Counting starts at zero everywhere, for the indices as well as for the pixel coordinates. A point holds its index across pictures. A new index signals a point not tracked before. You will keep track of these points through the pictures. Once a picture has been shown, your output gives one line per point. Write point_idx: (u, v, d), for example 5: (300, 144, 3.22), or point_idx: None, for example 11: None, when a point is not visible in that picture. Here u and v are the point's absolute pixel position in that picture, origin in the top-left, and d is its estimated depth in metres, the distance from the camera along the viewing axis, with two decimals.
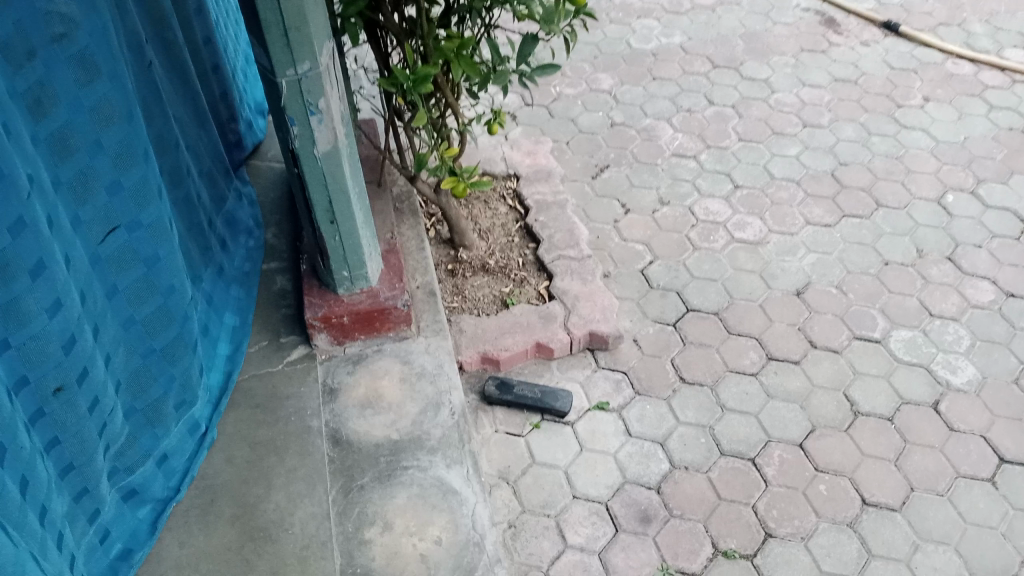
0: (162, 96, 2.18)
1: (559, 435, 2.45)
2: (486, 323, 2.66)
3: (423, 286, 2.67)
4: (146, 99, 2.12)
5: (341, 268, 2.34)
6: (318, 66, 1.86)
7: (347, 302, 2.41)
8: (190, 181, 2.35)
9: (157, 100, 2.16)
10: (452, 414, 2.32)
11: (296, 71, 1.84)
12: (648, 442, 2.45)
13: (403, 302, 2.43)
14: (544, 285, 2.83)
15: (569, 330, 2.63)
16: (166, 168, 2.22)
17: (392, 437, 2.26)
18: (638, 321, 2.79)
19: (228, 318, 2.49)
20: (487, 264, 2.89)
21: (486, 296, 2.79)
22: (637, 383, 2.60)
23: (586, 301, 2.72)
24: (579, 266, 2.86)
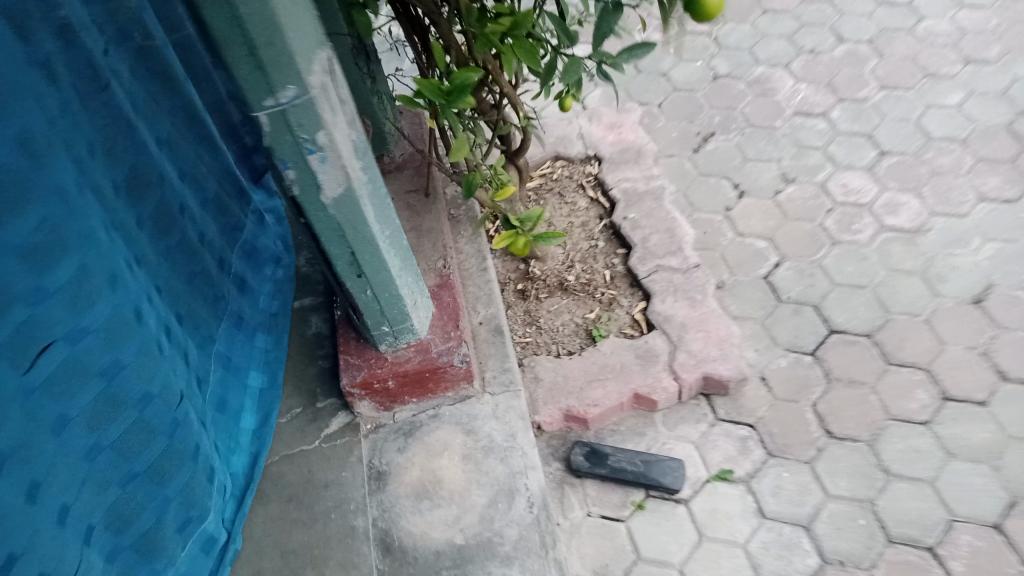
0: (134, 123, 1.68)
1: (670, 520, 1.91)
2: (569, 367, 2.11)
3: (488, 323, 2.13)
4: (112, 132, 1.62)
5: (378, 324, 1.81)
6: (309, 90, 1.32)
7: (392, 362, 1.89)
8: (186, 220, 1.87)
9: (128, 130, 1.67)
10: (530, 509, 1.81)
11: (278, 99, 1.30)
12: (788, 527, 1.88)
13: (461, 357, 1.89)
14: (640, 308, 2.23)
15: (676, 375, 2.05)
16: (150, 213, 1.73)
17: (454, 543, 1.76)
18: (766, 350, 2.18)
19: (253, 378, 2.00)
20: (565, 281, 2.31)
21: (567, 326, 2.22)
22: (769, 440, 2.02)
23: (695, 331, 2.13)
24: (684, 280, 2.25)
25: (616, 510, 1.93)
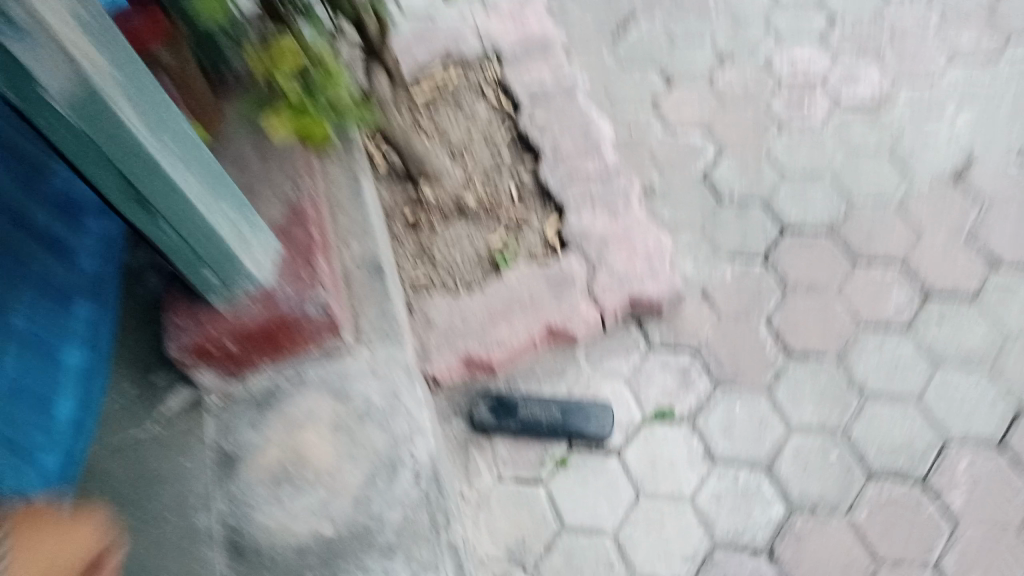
0: None
1: (600, 477, 1.54)
2: (468, 304, 1.71)
3: (363, 261, 1.73)
4: None
5: (198, 271, 1.45)
6: None
7: (230, 320, 1.51)
8: None
9: None
10: (416, 483, 1.47)
11: None
12: (745, 470, 1.52)
13: (318, 301, 1.53)
14: (553, 226, 1.83)
15: (596, 300, 1.68)
16: None
17: (323, 537, 1.42)
18: (707, 259, 1.79)
19: (72, 357, 1.53)
20: (463, 203, 1.89)
21: (465, 256, 1.82)
22: (716, 367, 1.64)
23: (617, 246, 1.73)
24: (603, 188, 1.85)
25: (530, 471, 1.56)
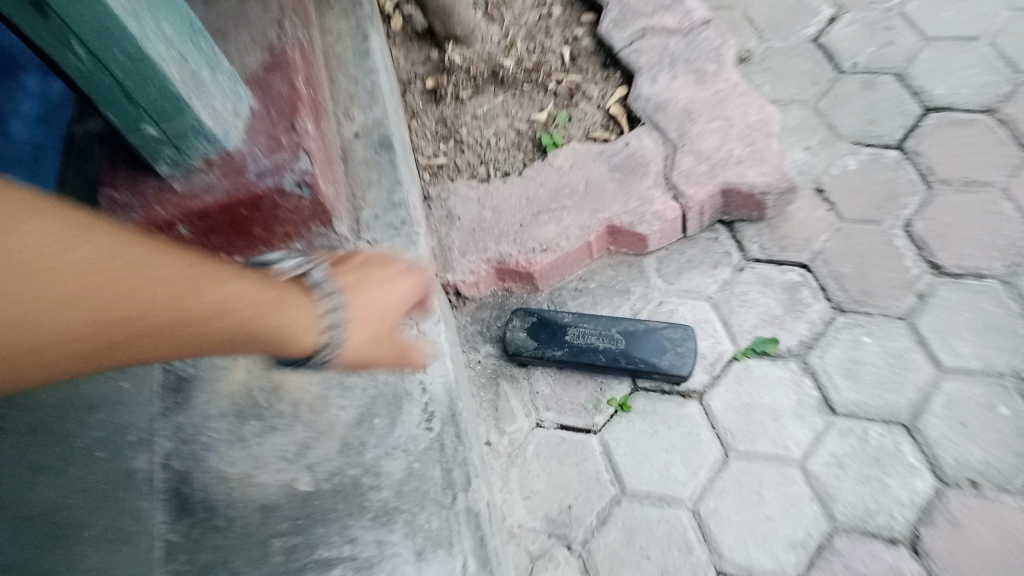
0: None
1: (675, 427, 1.13)
2: (502, 193, 1.29)
3: (367, 135, 1.32)
4: None
5: (136, 120, 1.05)
6: None
7: (182, 195, 1.12)
8: None
9: None
10: (427, 425, 1.06)
11: None
12: (877, 427, 1.10)
13: (295, 175, 1.12)
14: (619, 97, 1.39)
15: (675, 191, 1.23)
16: None
17: (294, 492, 1.04)
18: (824, 146, 1.34)
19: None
20: (500, 68, 1.46)
21: (500, 133, 1.39)
22: (837, 286, 1.21)
23: (707, 118, 1.28)
24: (685, 45, 1.39)
25: (575, 415, 1.16)
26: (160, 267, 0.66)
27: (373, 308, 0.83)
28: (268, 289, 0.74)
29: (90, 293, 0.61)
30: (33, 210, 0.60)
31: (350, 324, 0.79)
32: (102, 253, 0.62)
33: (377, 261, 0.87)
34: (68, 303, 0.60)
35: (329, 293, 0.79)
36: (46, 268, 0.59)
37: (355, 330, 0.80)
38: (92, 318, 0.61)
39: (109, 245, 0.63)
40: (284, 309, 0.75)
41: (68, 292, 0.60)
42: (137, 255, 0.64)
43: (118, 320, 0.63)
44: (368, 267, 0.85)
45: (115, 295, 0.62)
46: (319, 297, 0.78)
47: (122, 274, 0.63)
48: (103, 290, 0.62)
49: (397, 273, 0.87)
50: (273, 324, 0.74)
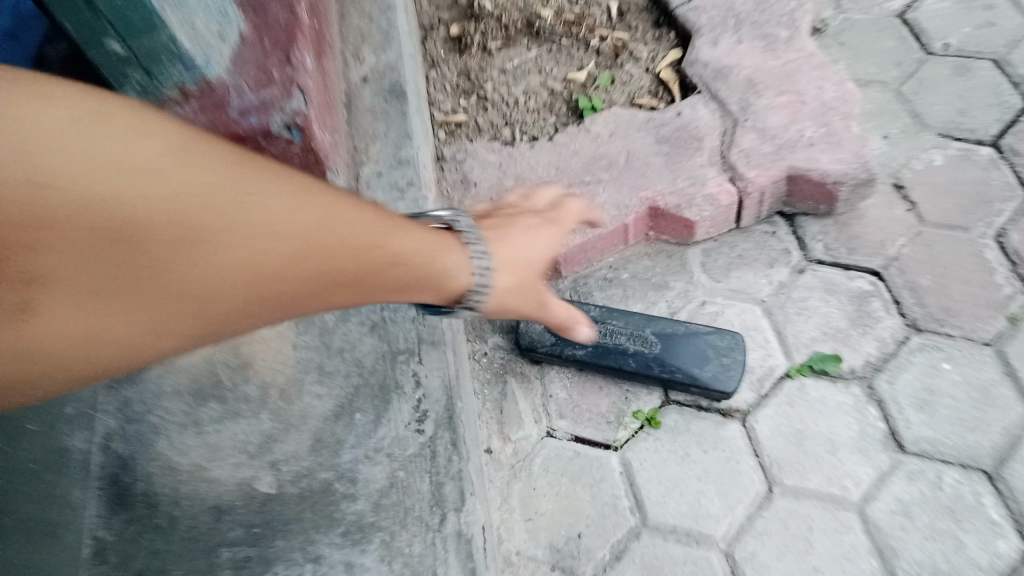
0: None
1: (713, 451, 0.96)
2: (528, 158, 1.10)
3: (377, 81, 1.14)
4: None
5: (96, 33, 0.83)
6: None
7: None
8: None
9: None
10: (417, 428, 0.89)
11: None
12: (954, 473, 0.92)
13: (284, 116, 0.95)
14: (671, 61, 1.20)
15: (732, 173, 1.05)
16: None
17: (251, 493, 0.85)
18: (905, 136, 1.15)
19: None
20: (535, 18, 1.27)
21: (531, 92, 1.20)
22: (913, 299, 1.02)
23: (775, 91, 1.09)
24: (754, 5, 1.19)
25: (591, 426, 0.98)
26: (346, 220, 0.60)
27: (521, 258, 0.78)
28: (433, 233, 0.70)
29: (317, 253, 0.58)
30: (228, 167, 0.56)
31: (497, 268, 0.74)
32: (323, 210, 0.59)
33: (516, 218, 0.84)
34: (303, 258, 0.57)
35: (475, 239, 0.74)
36: (273, 228, 0.55)
37: (503, 274, 0.75)
38: (278, 275, 0.56)
39: (314, 198, 0.59)
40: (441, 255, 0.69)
41: (261, 247, 0.55)
42: (348, 213, 0.61)
43: (334, 279, 0.60)
44: (512, 217, 0.85)
45: (314, 249, 0.57)
46: (464, 241, 0.73)
47: (341, 231, 0.59)
48: (331, 250, 0.58)
49: (540, 224, 0.85)
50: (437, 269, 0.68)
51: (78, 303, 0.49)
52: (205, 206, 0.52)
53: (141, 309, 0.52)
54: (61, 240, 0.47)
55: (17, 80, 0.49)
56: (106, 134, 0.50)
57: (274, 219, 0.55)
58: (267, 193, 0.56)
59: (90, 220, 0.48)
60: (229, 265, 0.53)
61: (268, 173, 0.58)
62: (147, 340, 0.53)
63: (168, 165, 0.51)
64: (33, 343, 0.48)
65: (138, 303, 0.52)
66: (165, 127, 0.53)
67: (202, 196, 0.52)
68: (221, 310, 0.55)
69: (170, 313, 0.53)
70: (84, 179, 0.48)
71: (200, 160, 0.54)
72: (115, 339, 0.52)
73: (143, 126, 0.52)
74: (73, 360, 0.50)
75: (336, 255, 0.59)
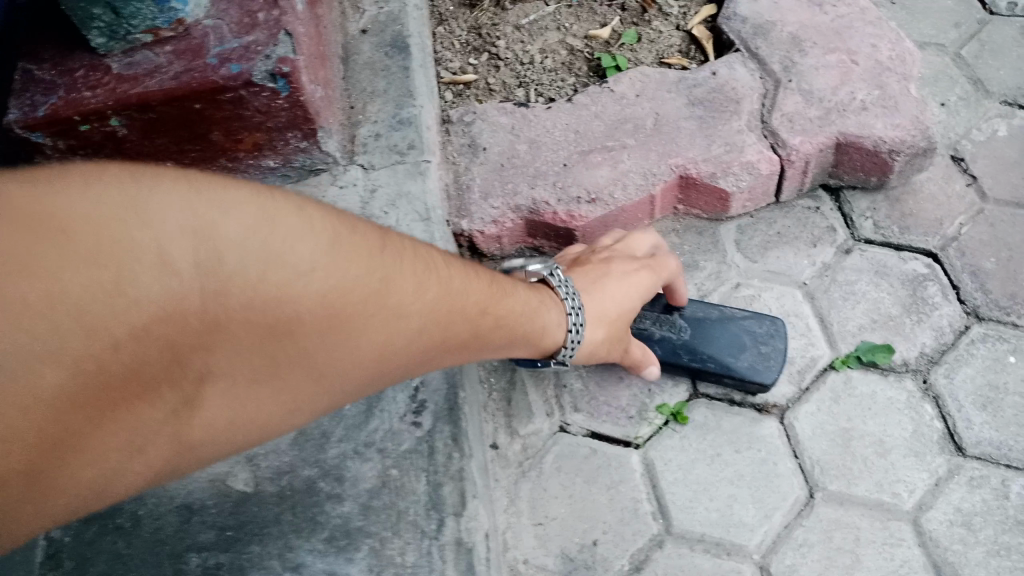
0: None
1: (746, 451, 0.85)
2: (545, 122, 0.99)
3: (378, 33, 1.03)
4: None
5: None
6: None
7: (119, 78, 0.83)
8: None
9: None
10: (413, 422, 0.79)
11: None
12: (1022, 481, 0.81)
13: (268, 63, 0.84)
14: (705, 19, 1.08)
15: (774, 140, 0.94)
16: None
17: (226, 493, 0.76)
18: (964, 104, 1.03)
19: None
20: None
21: (548, 51, 1.09)
22: (974, 285, 0.91)
23: (823, 50, 0.98)
24: None
25: (608, 420, 0.88)
26: (473, 291, 0.65)
27: (608, 312, 0.81)
28: (531, 290, 0.76)
29: (439, 327, 0.62)
30: (354, 267, 0.55)
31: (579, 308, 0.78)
32: (442, 298, 0.62)
33: (601, 268, 0.84)
34: (436, 336, 0.62)
35: (569, 292, 0.80)
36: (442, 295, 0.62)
37: (594, 327, 0.79)
38: (430, 341, 0.62)
39: (430, 279, 0.61)
40: (549, 321, 0.76)
41: (421, 320, 0.60)
42: (465, 289, 0.65)
43: (454, 345, 0.65)
44: (606, 265, 0.85)
45: (451, 319, 0.63)
46: (562, 294, 0.79)
47: (469, 300, 0.65)
48: (448, 323, 0.62)
49: (629, 272, 0.84)
50: (537, 327, 0.75)
51: (235, 391, 0.53)
52: (352, 302, 0.55)
53: (283, 390, 0.56)
54: (224, 347, 0.50)
55: (179, 183, 0.49)
56: (274, 230, 0.51)
57: (415, 304, 0.59)
58: (409, 277, 0.59)
59: (252, 324, 0.51)
60: (383, 347, 0.58)
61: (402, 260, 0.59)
62: (284, 417, 0.58)
63: (325, 270, 0.53)
64: (202, 427, 0.53)
65: (276, 386, 0.56)
66: (325, 223, 0.54)
67: (347, 297, 0.55)
68: (356, 383, 0.60)
69: (311, 393, 0.58)
70: (248, 291, 0.50)
71: (350, 259, 0.55)
72: (259, 419, 0.56)
73: (307, 225, 0.53)
74: (236, 437, 0.55)
75: (467, 323, 0.64)
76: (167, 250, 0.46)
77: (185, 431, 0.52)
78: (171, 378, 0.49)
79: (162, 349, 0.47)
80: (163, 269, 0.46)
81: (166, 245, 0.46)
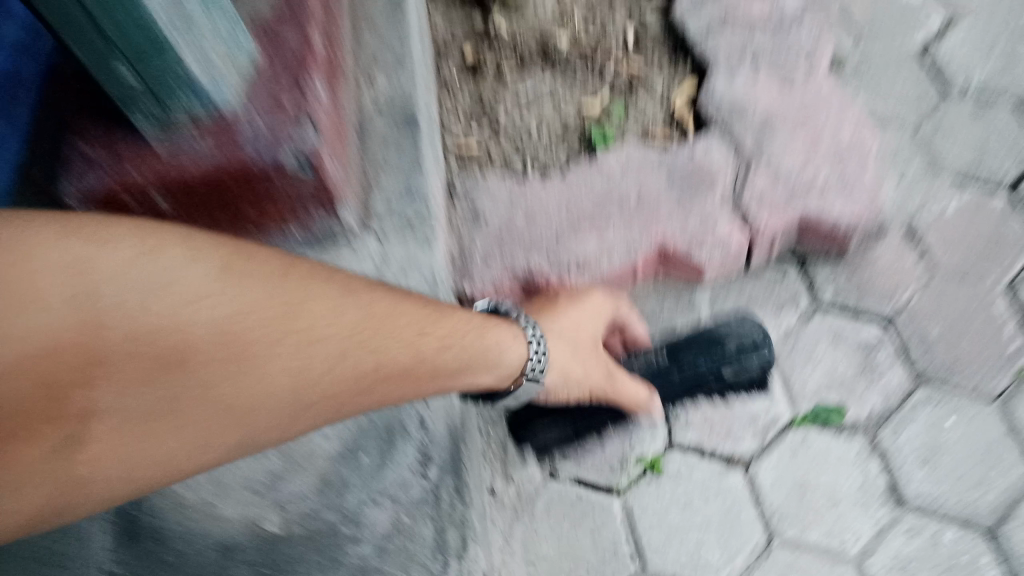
0: None
1: (715, 499, 0.96)
2: (539, 194, 1.10)
3: (389, 108, 1.13)
4: None
5: (105, 58, 0.84)
6: None
7: (163, 161, 0.93)
8: None
9: None
10: (422, 472, 0.89)
11: None
12: (953, 530, 0.93)
13: (299, 150, 0.93)
14: (686, 95, 1.19)
15: (744, 216, 1.05)
16: None
17: (261, 535, 0.87)
18: (920, 178, 1.14)
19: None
20: (550, 46, 1.26)
21: (543, 122, 1.20)
22: (920, 351, 1.03)
23: (791, 132, 1.09)
24: (773, 40, 1.18)
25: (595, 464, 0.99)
26: (393, 322, 0.72)
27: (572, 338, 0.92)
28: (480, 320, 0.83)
29: (353, 354, 0.68)
30: (240, 296, 0.64)
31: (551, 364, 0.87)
32: (356, 322, 0.69)
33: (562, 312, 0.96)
34: (357, 360, 0.69)
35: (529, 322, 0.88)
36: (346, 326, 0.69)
37: (558, 349, 0.89)
38: (347, 369, 0.68)
39: (335, 312, 0.69)
40: (506, 341, 0.83)
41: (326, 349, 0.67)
42: (389, 316, 0.72)
43: (381, 377, 0.70)
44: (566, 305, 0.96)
45: (366, 345, 0.69)
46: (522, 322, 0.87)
47: (394, 327, 0.72)
48: (360, 348, 0.69)
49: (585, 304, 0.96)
50: (481, 352, 0.80)
51: (128, 429, 0.58)
52: (247, 329, 0.64)
53: (188, 427, 0.61)
54: (107, 380, 0.57)
55: (69, 232, 0.59)
56: (154, 268, 0.61)
57: (324, 328, 0.67)
58: (314, 307, 0.68)
59: (137, 354, 0.58)
60: (299, 373, 0.65)
61: (314, 292, 0.68)
62: (196, 457, 0.62)
63: (206, 299, 0.62)
64: (90, 466, 0.57)
65: (180, 422, 0.61)
66: (207, 256, 0.64)
67: (244, 321, 0.63)
68: (274, 418, 0.65)
69: (231, 426, 0.63)
70: (133, 316, 0.59)
71: (240, 286, 0.64)
72: (165, 457, 0.60)
73: (190, 260, 0.63)
74: (139, 476, 0.59)
75: (387, 351, 0.70)
76: (47, 288, 0.56)
77: (72, 472, 0.56)
78: (51, 413, 0.55)
79: (47, 376, 0.54)
80: (39, 306, 0.55)
81: (47, 287, 0.56)
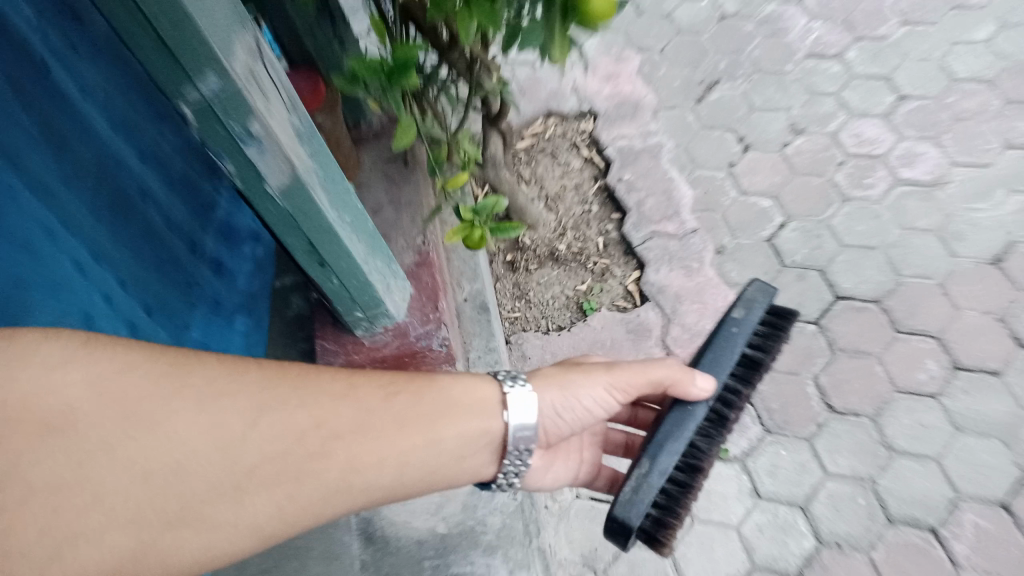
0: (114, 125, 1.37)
1: None
2: (557, 346, 2.06)
3: (472, 300, 2.05)
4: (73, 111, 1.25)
5: (348, 307, 1.74)
6: (252, 104, 1.17)
7: (370, 347, 1.84)
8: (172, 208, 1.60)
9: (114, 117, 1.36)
10: (513, 495, 1.79)
11: (240, 126, 1.19)
12: (785, 508, 1.81)
13: (440, 338, 1.84)
14: (634, 278, 2.15)
15: (669, 350, 2.02)
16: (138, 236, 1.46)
17: (436, 533, 1.74)
18: None
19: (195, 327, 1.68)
20: (557, 251, 2.18)
21: (556, 298, 2.12)
22: (768, 416, 1.93)
23: (690, 302, 2.09)
24: (680, 246, 2.18)
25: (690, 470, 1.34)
26: (282, 383, 1.04)
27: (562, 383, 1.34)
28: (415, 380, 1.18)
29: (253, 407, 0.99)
30: (135, 377, 0.92)
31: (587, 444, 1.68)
32: (246, 394, 1.00)
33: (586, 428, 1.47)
34: (267, 421, 1.00)
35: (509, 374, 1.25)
36: (240, 390, 1.00)
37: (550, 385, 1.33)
38: (263, 422, 0.99)
39: (232, 380, 1.00)
40: (463, 397, 1.19)
41: (233, 409, 0.98)
42: (301, 381, 1.06)
43: (302, 428, 1.02)
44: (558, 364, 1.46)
45: (271, 403, 1.01)
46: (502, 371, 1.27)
47: (296, 393, 1.04)
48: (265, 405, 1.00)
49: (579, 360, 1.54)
50: (426, 412, 1.13)
51: (62, 491, 0.83)
52: (147, 402, 0.92)
53: (121, 484, 0.87)
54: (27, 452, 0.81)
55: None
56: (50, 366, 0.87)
57: (222, 390, 0.98)
58: (200, 383, 0.97)
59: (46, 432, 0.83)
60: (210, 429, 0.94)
61: (213, 357, 1.02)
62: (131, 509, 0.87)
63: (93, 394, 0.88)
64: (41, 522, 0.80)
65: (115, 479, 0.87)
66: (90, 356, 0.90)
67: (154, 371, 0.94)
68: (206, 463, 0.93)
69: (121, 497, 0.87)
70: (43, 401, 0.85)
71: (101, 362, 0.91)
72: (107, 508, 0.85)
73: (77, 362, 0.89)
74: (89, 526, 0.83)
75: (297, 406, 1.03)
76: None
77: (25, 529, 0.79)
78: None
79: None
80: None
81: None
